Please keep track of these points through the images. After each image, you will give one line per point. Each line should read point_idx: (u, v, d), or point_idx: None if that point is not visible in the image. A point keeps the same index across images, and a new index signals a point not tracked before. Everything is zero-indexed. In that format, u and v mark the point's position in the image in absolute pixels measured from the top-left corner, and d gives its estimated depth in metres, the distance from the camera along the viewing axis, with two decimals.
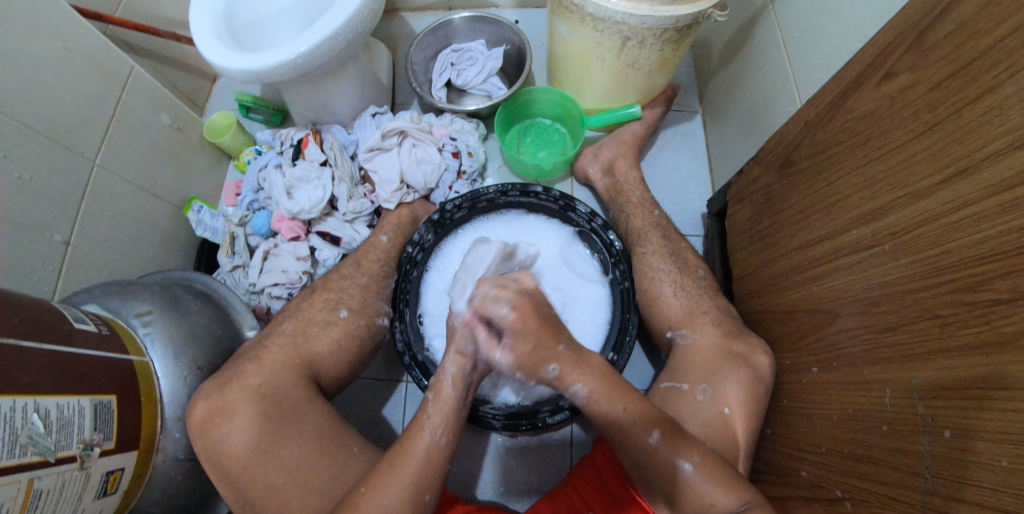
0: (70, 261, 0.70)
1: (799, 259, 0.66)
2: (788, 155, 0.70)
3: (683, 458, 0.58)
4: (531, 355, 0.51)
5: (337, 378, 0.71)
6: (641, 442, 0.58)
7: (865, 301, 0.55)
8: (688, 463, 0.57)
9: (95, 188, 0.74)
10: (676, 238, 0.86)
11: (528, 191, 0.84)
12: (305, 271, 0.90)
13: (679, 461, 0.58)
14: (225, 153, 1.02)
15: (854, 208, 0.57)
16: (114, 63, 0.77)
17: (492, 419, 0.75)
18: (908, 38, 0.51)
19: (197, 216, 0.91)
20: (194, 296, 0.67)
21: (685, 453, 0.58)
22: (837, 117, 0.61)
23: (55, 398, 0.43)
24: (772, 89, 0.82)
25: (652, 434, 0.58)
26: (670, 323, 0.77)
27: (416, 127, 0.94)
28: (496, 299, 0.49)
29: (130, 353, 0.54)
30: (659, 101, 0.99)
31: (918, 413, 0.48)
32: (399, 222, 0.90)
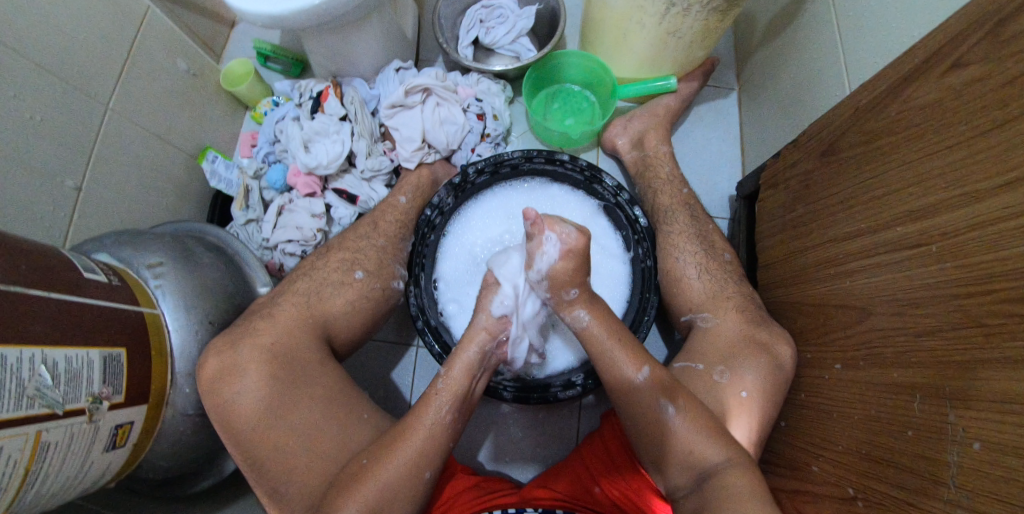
0: (82, 207, 0.69)
1: (834, 252, 0.63)
2: (833, 141, 0.66)
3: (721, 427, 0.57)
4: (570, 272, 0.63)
5: (350, 340, 0.70)
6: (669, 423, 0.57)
7: (902, 302, 0.52)
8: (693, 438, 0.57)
9: (107, 133, 0.72)
10: (704, 219, 0.83)
11: (554, 158, 0.82)
12: (320, 229, 0.88)
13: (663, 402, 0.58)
14: (241, 102, 0.99)
15: (902, 205, 0.53)
16: (128, 1, 0.74)
17: (503, 390, 0.75)
18: (986, 27, 0.47)
19: (211, 166, 0.89)
20: (207, 249, 0.66)
21: (669, 397, 0.58)
22: (893, 106, 0.57)
23: (64, 350, 0.42)
24: (820, 71, 0.77)
25: (640, 370, 0.60)
26: (690, 307, 0.75)
27: (441, 86, 0.90)
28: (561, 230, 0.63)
29: (141, 305, 0.53)
30: (696, 74, 0.94)
31: (949, 423, 0.46)
32: (419, 184, 0.88)
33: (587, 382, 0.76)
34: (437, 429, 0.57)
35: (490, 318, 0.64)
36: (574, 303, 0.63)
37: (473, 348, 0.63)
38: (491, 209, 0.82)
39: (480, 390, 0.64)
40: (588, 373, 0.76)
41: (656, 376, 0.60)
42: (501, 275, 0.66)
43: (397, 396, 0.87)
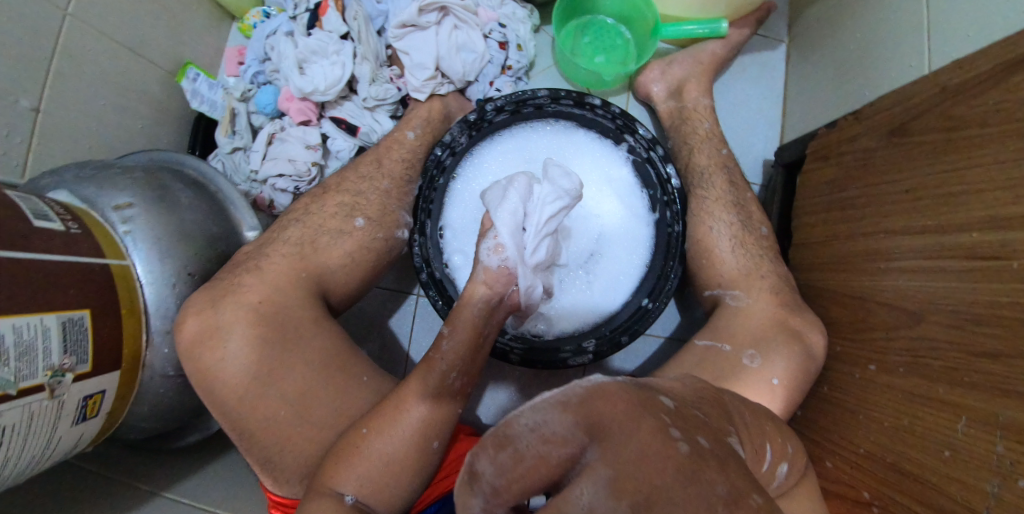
0: (42, 130, 0.60)
1: (889, 245, 0.57)
2: (908, 120, 0.58)
3: None
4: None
5: (348, 295, 0.64)
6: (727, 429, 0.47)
7: (963, 315, 0.47)
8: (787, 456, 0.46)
9: (66, 40, 0.61)
10: (742, 186, 0.75)
11: (584, 101, 0.72)
12: (315, 163, 0.80)
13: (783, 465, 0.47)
14: (226, 10, 0.86)
15: (985, 207, 0.47)
16: None
17: (510, 353, 0.70)
18: None
19: (193, 85, 0.79)
20: (186, 185, 0.58)
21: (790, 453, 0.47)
22: (994, 90, 0.48)
23: (10, 319, 0.36)
24: (898, 31, 0.67)
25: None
26: (719, 282, 0.70)
27: (460, 5, 0.78)
28: None
29: (107, 256, 0.46)
30: (750, 19, 0.82)
31: (995, 453, 0.42)
32: (429, 117, 0.78)
33: (600, 349, 0.70)
34: (441, 404, 0.53)
35: (489, 272, 0.54)
36: None
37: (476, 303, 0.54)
38: (506, 153, 0.73)
39: (489, 348, 0.57)
40: (601, 340, 0.70)
41: None
42: (502, 218, 0.54)
43: (394, 346, 0.83)
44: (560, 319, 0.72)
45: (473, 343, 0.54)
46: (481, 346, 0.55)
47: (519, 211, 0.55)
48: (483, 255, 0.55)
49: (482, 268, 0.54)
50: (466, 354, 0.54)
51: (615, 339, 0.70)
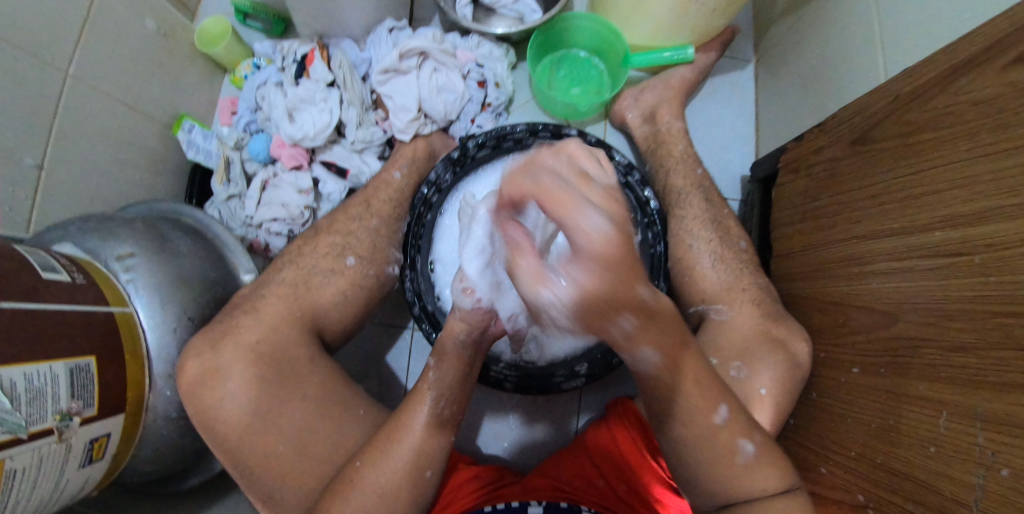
0: (45, 187, 0.63)
1: (860, 250, 0.59)
2: (867, 130, 0.61)
3: (746, 439, 0.50)
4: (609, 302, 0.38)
5: (343, 331, 0.66)
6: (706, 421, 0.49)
7: (934, 312, 0.49)
8: (750, 443, 0.50)
9: (68, 101, 0.65)
10: (718, 203, 0.78)
11: (561, 132, 0.76)
12: (307, 206, 0.83)
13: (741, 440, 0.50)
14: (219, 64, 0.90)
15: (944, 207, 0.49)
16: None
17: (504, 381, 0.74)
18: None
19: (188, 136, 0.82)
20: (183, 232, 0.60)
21: (748, 433, 0.50)
22: (941, 96, 0.52)
23: (22, 368, 0.38)
24: (852, 47, 0.71)
25: (719, 410, 0.50)
26: (703, 297, 0.72)
27: (439, 49, 0.83)
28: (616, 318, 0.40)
29: (111, 304, 0.48)
30: (715, 44, 0.87)
31: (977, 444, 0.44)
32: (414, 157, 0.81)
33: (592, 372, 0.74)
34: (435, 431, 0.54)
35: (467, 313, 0.53)
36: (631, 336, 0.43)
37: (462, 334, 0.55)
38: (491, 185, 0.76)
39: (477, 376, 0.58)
40: (593, 363, 0.73)
41: None
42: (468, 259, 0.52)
43: (392, 380, 0.84)
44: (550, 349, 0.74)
45: (461, 374, 0.55)
46: (470, 373, 0.57)
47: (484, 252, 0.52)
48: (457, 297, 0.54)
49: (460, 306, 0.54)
50: (455, 383, 0.55)
51: (607, 361, 0.72)
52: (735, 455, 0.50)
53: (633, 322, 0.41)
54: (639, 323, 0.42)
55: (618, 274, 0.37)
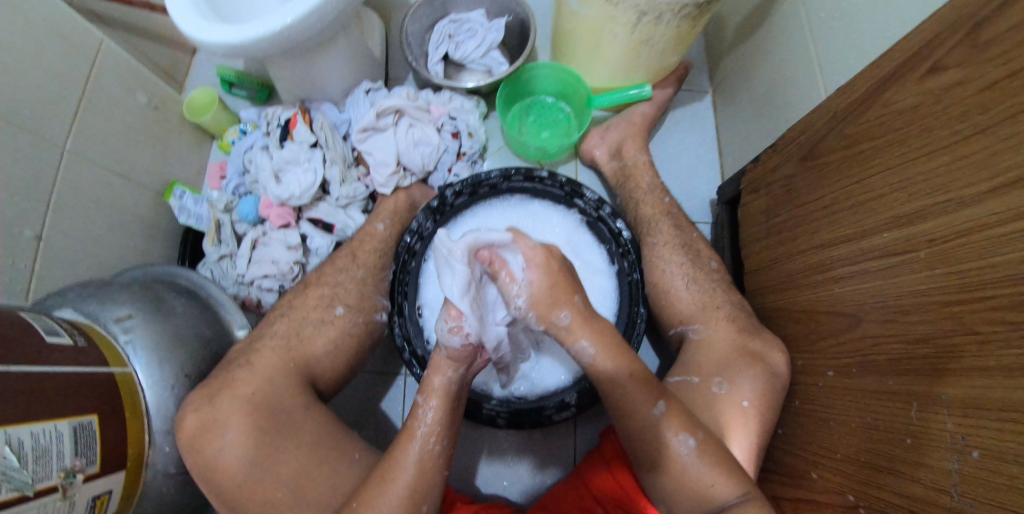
0: (44, 257, 0.65)
1: (820, 258, 0.63)
2: (812, 146, 0.67)
3: (686, 434, 0.57)
4: (547, 294, 0.57)
5: (335, 379, 0.68)
6: (644, 413, 0.58)
7: (893, 309, 0.52)
8: (689, 438, 0.57)
9: (66, 174, 0.68)
10: (687, 227, 0.82)
11: (533, 175, 0.81)
12: (296, 261, 0.85)
13: (680, 436, 0.57)
14: (207, 133, 0.95)
15: (887, 211, 0.54)
16: (74, 30, 0.70)
17: (496, 417, 0.75)
18: (964, 28, 0.47)
19: (180, 202, 0.86)
20: (179, 293, 0.63)
21: (688, 429, 0.57)
22: (872, 110, 0.57)
23: (29, 426, 0.39)
24: (794, 73, 0.78)
25: (657, 405, 0.58)
26: (680, 318, 0.75)
27: (413, 106, 0.89)
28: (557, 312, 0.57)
29: (112, 364, 0.50)
30: (671, 80, 0.93)
31: (948, 430, 0.46)
32: (396, 208, 0.86)
33: (581, 401, 0.75)
34: (428, 467, 0.55)
35: (455, 351, 0.57)
36: (573, 331, 0.58)
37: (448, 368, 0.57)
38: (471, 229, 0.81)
39: (462, 412, 0.61)
40: (581, 392, 0.75)
41: (676, 413, 0.58)
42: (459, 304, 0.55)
43: (387, 427, 0.85)
44: (540, 380, 0.79)
45: (449, 407, 0.58)
46: (457, 407, 0.60)
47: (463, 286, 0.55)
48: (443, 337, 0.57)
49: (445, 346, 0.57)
50: (445, 416, 0.57)
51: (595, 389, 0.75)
52: (676, 449, 0.56)
53: (569, 317, 0.58)
54: (576, 319, 0.58)
55: (557, 278, 0.58)
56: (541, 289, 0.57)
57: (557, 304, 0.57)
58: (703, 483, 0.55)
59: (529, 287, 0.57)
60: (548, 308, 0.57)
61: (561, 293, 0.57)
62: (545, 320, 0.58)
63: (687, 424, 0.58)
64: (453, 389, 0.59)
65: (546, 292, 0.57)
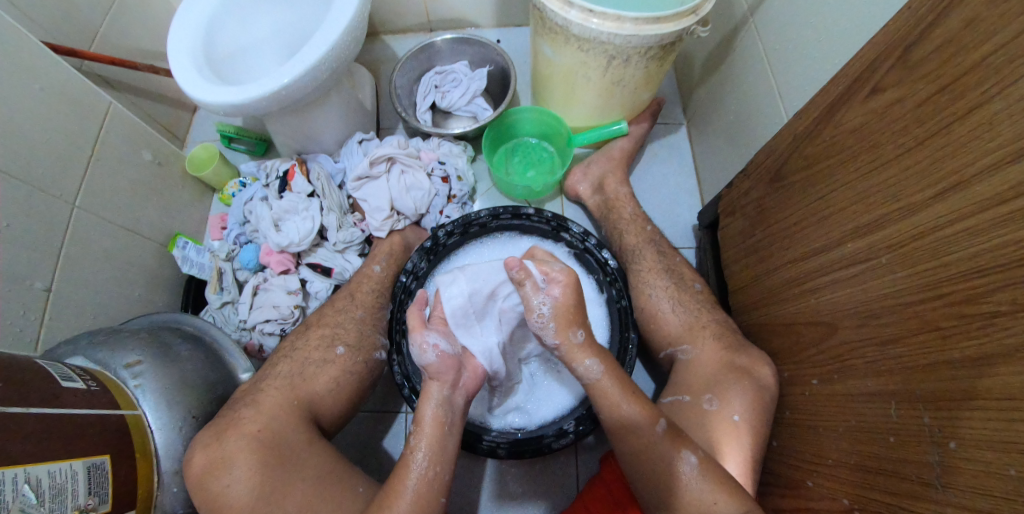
0: (52, 309, 0.68)
1: (795, 272, 0.67)
2: (778, 169, 0.72)
3: (688, 451, 0.59)
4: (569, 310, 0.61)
5: (337, 416, 0.69)
6: (648, 429, 0.60)
7: (864, 314, 0.55)
8: (693, 455, 0.58)
9: (75, 230, 0.72)
10: (670, 253, 0.86)
11: (520, 213, 0.85)
12: (297, 305, 0.88)
13: (685, 453, 0.58)
14: (208, 186, 0.99)
15: (849, 222, 0.58)
16: (92, 98, 0.75)
17: (498, 448, 0.76)
18: (894, 54, 0.52)
19: (182, 252, 0.89)
20: (184, 340, 0.65)
21: (690, 447, 0.59)
22: (826, 131, 0.62)
23: (47, 465, 0.41)
24: (757, 102, 0.84)
25: (659, 422, 0.61)
26: (669, 340, 0.78)
27: (404, 153, 0.94)
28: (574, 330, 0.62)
29: (122, 407, 0.52)
30: (645, 115, 1.00)
31: (925, 424, 0.48)
32: (391, 250, 0.89)
33: (579, 429, 0.76)
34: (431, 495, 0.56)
35: (437, 365, 0.59)
36: (583, 347, 0.62)
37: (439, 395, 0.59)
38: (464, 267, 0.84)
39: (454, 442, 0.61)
40: (580, 419, 0.77)
41: (674, 430, 0.60)
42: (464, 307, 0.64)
43: (390, 465, 0.85)
44: (536, 411, 0.80)
45: (444, 437, 0.59)
46: (450, 436, 0.60)
47: (473, 290, 0.65)
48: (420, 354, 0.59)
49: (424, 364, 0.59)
50: (438, 444, 0.58)
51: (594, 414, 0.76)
52: (679, 466, 0.58)
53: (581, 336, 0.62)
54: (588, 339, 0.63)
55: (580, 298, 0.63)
56: (563, 304, 0.61)
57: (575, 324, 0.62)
58: (706, 499, 0.56)
59: (553, 300, 0.61)
60: (567, 325, 0.62)
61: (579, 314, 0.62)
62: (562, 335, 0.61)
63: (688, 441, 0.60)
64: (445, 417, 0.60)
65: (568, 308, 0.61)
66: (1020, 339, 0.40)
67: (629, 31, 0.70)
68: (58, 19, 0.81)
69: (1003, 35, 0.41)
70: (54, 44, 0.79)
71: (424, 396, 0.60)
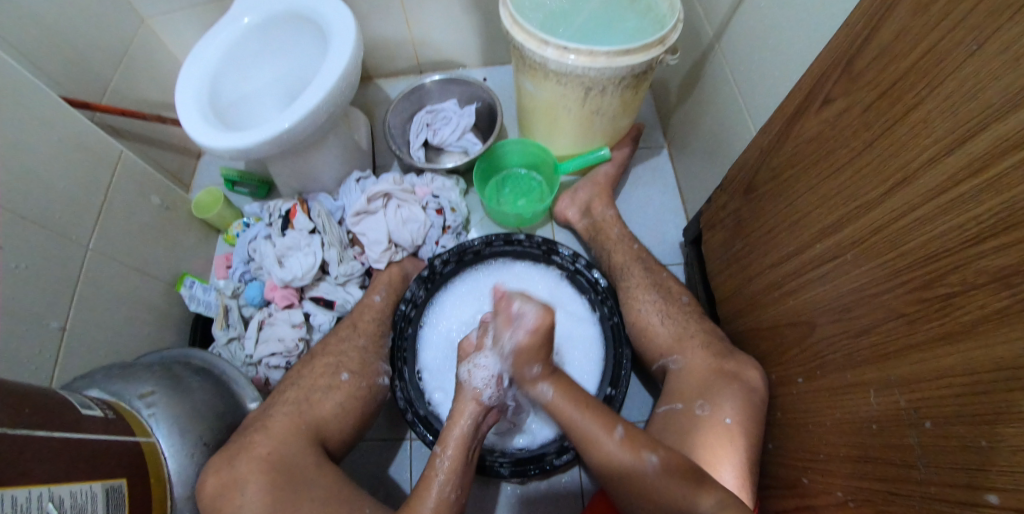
0: (66, 347, 0.71)
1: (774, 276, 0.70)
2: (750, 181, 0.76)
3: (648, 452, 0.59)
4: (534, 349, 0.62)
5: (344, 440, 0.70)
6: (608, 437, 0.61)
7: (837, 309, 0.59)
8: (653, 455, 0.59)
9: (87, 272, 0.76)
10: (657, 268, 0.90)
11: (512, 239, 0.89)
12: (301, 338, 0.90)
13: (644, 453, 0.59)
14: (212, 227, 1.03)
15: (817, 224, 0.61)
16: (104, 149, 0.80)
17: (500, 467, 0.77)
18: (839, 67, 0.57)
19: (190, 291, 0.93)
20: (194, 372, 0.68)
21: (648, 446, 0.59)
22: (788, 142, 0.67)
23: (68, 486, 0.44)
24: (729, 122, 0.89)
25: (617, 430, 0.61)
26: (661, 352, 0.80)
27: (400, 189, 0.98)
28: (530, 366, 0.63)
29: (137, 435, 0.55)
30: (626, 140, 1.05)
31: (902, 407, 0.50)
32: (391, 281, 0.93)
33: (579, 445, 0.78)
34: None
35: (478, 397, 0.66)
36: (538, 380, 0.63)
37: (465, 421, 0.66)
38: (461, 295, 0.88)
39: (473, 465, 0.67)
40: None
41: (633, 436, 0.61)
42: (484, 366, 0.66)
43: (397, 493, 0.86)
44: (536, 430, 0.82)
45: (463, 461, 0.64)
46: (469, 462, 0.66)
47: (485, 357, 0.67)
48: (467, 378, 0.66)
49: (471, 389, 0.66)
50: (459, 467, 0.64)
51: None
52: (644, 466, 0.58)
53: (541, 372, 0.63)
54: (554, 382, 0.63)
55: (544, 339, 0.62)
56: (526, 344, 0.61)
57: (533, 361, 0.62)
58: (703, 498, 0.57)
59: (518, 339, 0.61)
60: (527, 361, 0.62)
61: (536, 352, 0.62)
62: (520, 367, 0.63)
63: (648, 443, 0.60)
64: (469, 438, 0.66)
65: (530, 348, 0.61)
66: (974, 316, 0.43)
67: (602, 63, 0.76)
68: (71, 78, 0.88)
69: (925, 44, 0.46)
70: (69, 99, 0.85)
71: (452, 425, 0.66)
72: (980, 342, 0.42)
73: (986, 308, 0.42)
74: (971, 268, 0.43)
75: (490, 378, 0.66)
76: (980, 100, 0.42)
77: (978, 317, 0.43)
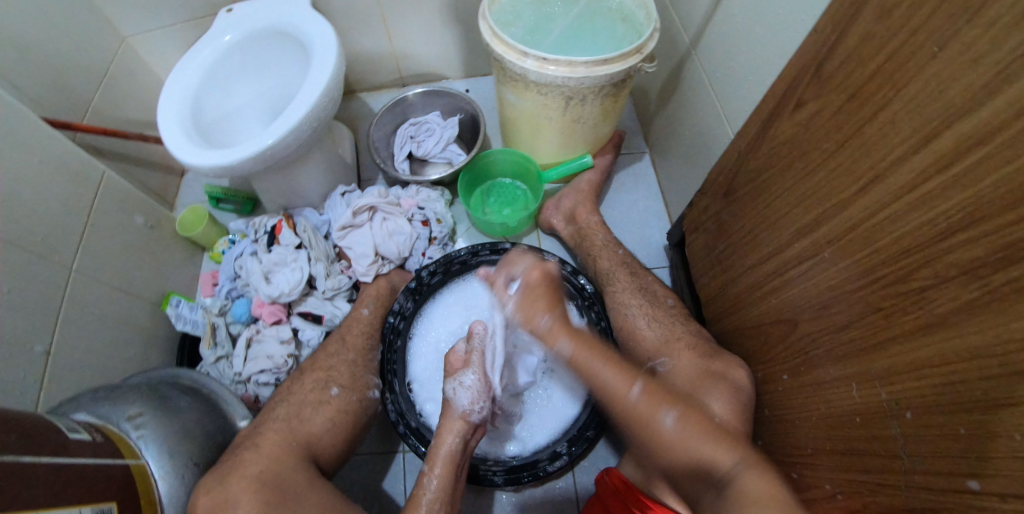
0: (50, 371, 0.70)
1: (755, 276, 0.72)
2: (729, 183, 0.78)
3: (666, 410, 0.56)
4: (533, 303, 0.63)
5: (336, 456, 0.70)
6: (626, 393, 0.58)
7: (818, 306, 0.60)
8: (670, 415, 0.55)
9: (72, 294, 0.75)
10: (642, 272, 0.92)
11: (499, 248, 0.90)
12: (290, 354, 0.90)
13: (663, 412, 0.56)
14: (197, 245, 1.03)
15: (795, 223, 0.63)
16: (86, 170, 0.80)
17: (494, 476, 0.77)
18: (809, 72, 0.60)
19: (176, 310, 0.91)
20: (182, 391, 0.67)
21: (668, 404, 0.56)
22: (764, 144, 0.69)
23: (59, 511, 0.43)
24: (707, 127, 0.91)
25: (634, 386, 0.58)
26: (649, 355, 0.81)
27: (385, 202, 0.99)
28: (538, 320, 0.62)
29: (126, 457, 0.55)
30: (608, 147, 1.07)
31: (884, 400, 0.51)
32: (378, 294, 0.93)
33: (572, 450, 0.79)
34: None
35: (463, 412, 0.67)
36: (550, 331, 0.61)
37: (452, 438, 0.67)
38: (449, 305, 0.88)
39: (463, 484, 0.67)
40: (572, 440, 0.79)
41: (652, 392, 0.57)
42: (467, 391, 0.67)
43: (391, 507, 0.85)
44: (529, 438, 0.82)
45: (452, 479, 0.65)
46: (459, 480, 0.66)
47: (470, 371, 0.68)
48: (452, 396, 0.68)
49: (458, 407, 0.67)
50: (448, 485, 0.64)
51: (585, 435, 0.79)
52: (660, 426, 0.55)
53: (549, 322, 0.61)
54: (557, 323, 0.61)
55: (542, 292, 0.63)
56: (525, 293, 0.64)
57: (538, 315, 0.62)
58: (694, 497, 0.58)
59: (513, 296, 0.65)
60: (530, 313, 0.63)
61: (543, 301, 0.63)
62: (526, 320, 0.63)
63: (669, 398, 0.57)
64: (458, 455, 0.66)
65: (533, 297, 0.63)
66: (947, 307, 0.44)
67: (582, 73, 0.78)
68: (51, 99, 0.87)
69: (888, 49, 0.48)
70: (50, 120, 0.85)
71: (439, 442, 0.66)
72: (954, 332, 0.44)
73: (958, 300, 0.43)
74: (942, 262, 0.44)
75: (475, 398, 0.67)
76: (941, 100, 0.44)
77: (951, 309, 0.44)
